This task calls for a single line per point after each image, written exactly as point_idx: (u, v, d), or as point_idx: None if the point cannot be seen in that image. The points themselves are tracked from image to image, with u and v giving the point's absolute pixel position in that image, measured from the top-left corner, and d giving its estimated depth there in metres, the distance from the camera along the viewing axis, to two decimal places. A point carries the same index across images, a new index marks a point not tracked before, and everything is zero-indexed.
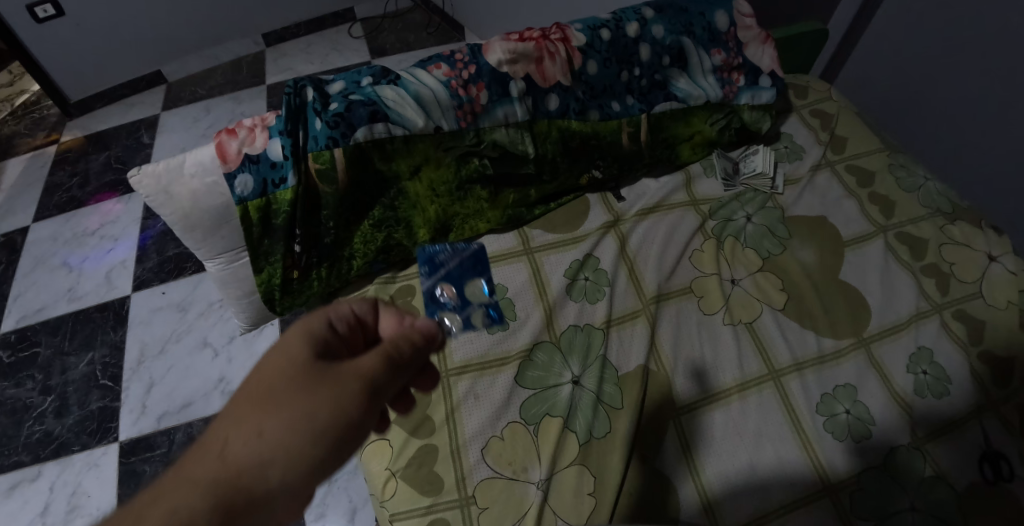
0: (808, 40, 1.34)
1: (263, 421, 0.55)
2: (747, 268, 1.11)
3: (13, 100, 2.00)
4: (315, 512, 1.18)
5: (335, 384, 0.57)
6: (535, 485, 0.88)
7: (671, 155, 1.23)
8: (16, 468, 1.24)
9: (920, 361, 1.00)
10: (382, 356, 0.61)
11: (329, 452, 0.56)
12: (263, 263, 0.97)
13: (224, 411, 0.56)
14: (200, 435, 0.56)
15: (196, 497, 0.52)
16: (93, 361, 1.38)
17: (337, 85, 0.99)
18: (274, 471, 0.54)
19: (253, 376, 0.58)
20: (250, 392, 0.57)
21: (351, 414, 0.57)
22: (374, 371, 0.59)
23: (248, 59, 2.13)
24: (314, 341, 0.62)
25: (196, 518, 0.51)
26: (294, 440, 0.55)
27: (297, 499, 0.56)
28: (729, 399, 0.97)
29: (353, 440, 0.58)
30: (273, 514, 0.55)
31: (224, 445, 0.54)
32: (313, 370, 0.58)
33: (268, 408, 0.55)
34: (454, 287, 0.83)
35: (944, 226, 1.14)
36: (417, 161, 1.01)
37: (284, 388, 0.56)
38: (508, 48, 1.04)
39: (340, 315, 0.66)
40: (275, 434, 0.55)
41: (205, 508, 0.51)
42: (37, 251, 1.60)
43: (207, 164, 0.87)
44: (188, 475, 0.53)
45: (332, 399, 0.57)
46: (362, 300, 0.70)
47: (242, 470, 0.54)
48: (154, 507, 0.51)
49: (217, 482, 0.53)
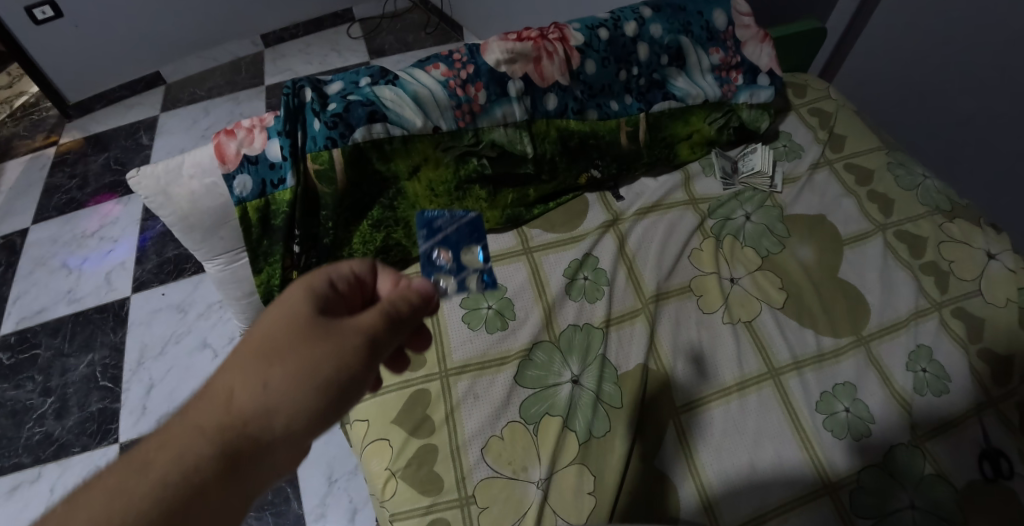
0: (806, 39, 1.35)
1: (267, 374, 0.57)
2: (746, 266, 1.11)
3: (12, 102, 2.00)
4: (316, 512, 1.18)
5: (337, 340, 0.59)
6: (535, 484, 0.88)
7: (670, 154, 1.23)
8: (16, 470, 1.24)
9: (919, 359, 1.00)
10: (382, 313, 0.62)
11: (332, 403, 0.59)
12: (263, 264, 0.96)
13: (229, 362, 0.58)
14: (204, 386, 0.58)
15: (203, 443, 0.54)
16: (92, 363, 1.38)
17: (335, 86, 0.99)
18: (278, 422, 0.57)
19: (257, 329, 0.60)
20: (254, 345, 0.59)
21: (352, 368, 0.59)
22: (375, 328, 0.61)
23: (247, 60, 2.13)
24: (316, 296, 0.63)
25: (202, 462, 0.53)
26: (298, 393, 0.57)
27: (300, 448, 0.59)
28: (729, 397, 0.97)
29: (354, 393, 0.60)
30: (277, 462, 0.58)
31: (230, 395, 0.57)
32: (315, 324, 0.60)
33: (272, 362, 0.58)
34: (450, 251, 0.76)
35: (943, 224, 1.14)
36: (416, 161, 1.01)
37: (287, 342, 0.58)
38: (506, 47, 1.04)
39: (341, 272, 0.67)
40: (279, 386, 0.57)
41: (211, 453, 0.54)
42: (37, 253, 1.60)
43: (206, 165, 0.86)
44: (193, 423, 0.55)
45: (334, 354, 0.59)
46: (362, 259, 0.70)
47: (247, 420, 0.56)
48: (162, 452, 0.53)
49: (222, 430, 0.55)
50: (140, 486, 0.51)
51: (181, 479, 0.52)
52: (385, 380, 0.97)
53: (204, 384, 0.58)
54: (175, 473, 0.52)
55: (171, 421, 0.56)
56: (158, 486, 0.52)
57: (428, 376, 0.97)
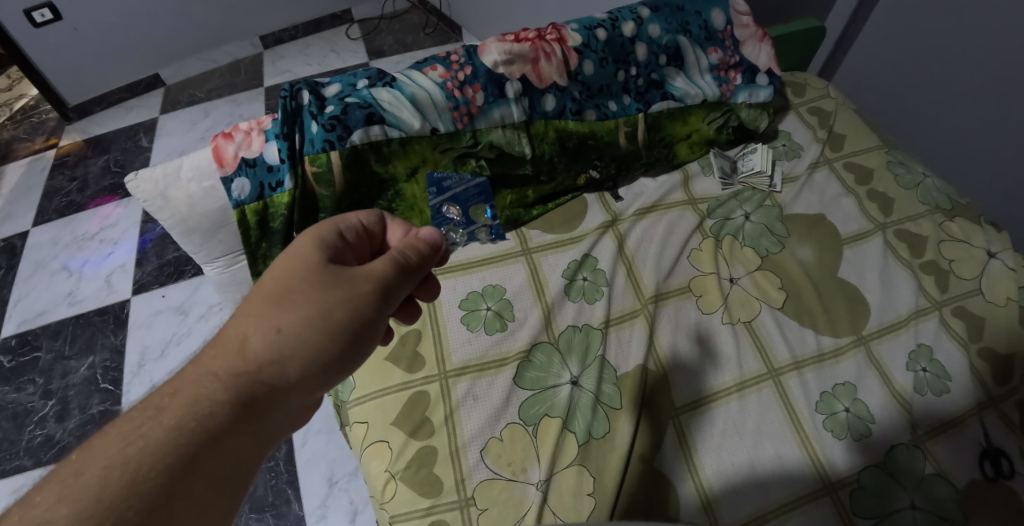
0: (805, 38, 1.34)
1: (279, 320, 0.62)
2: (746, 266, 1.11)
3: (11, 105, 2.00)
4: (316, 514, 1.18)
5: (346, 287, 0.64)
6: (535, 486, 0.88)
7: (668, 154, 1.23)
8: (17, 472, 1.24)
9: (919, 359, 1.00)
10: (391, 261, 0.67)
11: (343, 347, 0.64)
12: (262, 266, 0.96)
13: (243, 309, 0.63)
14: (219, 334, 0.62)
15: (216, 389, 0.58)
16: (93, 365, 1.38)
17: (332, 88, 0.98)
18: (292, 366, 0.61)
19: (268, 278, 0.65)
20: (267, 292, 0.64)
21: (362, 312, 0.65)
22: (383, 275, 0.66)
23: (247, 61, 2.13)
24: (325, 246, 0.68)
25: (216, 409, 0.57)
26: (310, 337, 0.62)
27: (311, 391, 0.64)
28: (728, 398, 0.97)
29: (364, 337, 0.65)
30: (290, 405, 0.62)
31: (244, 341, 0.61)
32: (326, 272, 0.65)
33: (283, 309, 0.62)
34: (459, 207, 1.05)
35: (943, 223, 1.13)
36: (414, 162, 1.01)
37: (300, 288, 0.63)
38: (504, 48, 1.04)
39: (349, 223, 0.73)
40: (291, 331, 0.62)
41: (223, 400, 0.58)
42: (37, 256, 1.60)
43: (203, 168, 0.86)
44: (206, 369, 0.59)
45: (344, 300, 0.64)
46: (369, 211, 0.76)
47: (261, 365, 0.60)
48: (176, 400, 0.57)
49: (236, 376, 0.59)
50: (154, 431, 0.54)
51: (197, 423, 0.56)
52: (384, 382, 0.97)
53: (218, 332, 0.63)
54: (191, 417, 0.56)
55: (185, 370, 0.60)
56: (174, 430, 0.55)
57: (428, 378, 0.97)
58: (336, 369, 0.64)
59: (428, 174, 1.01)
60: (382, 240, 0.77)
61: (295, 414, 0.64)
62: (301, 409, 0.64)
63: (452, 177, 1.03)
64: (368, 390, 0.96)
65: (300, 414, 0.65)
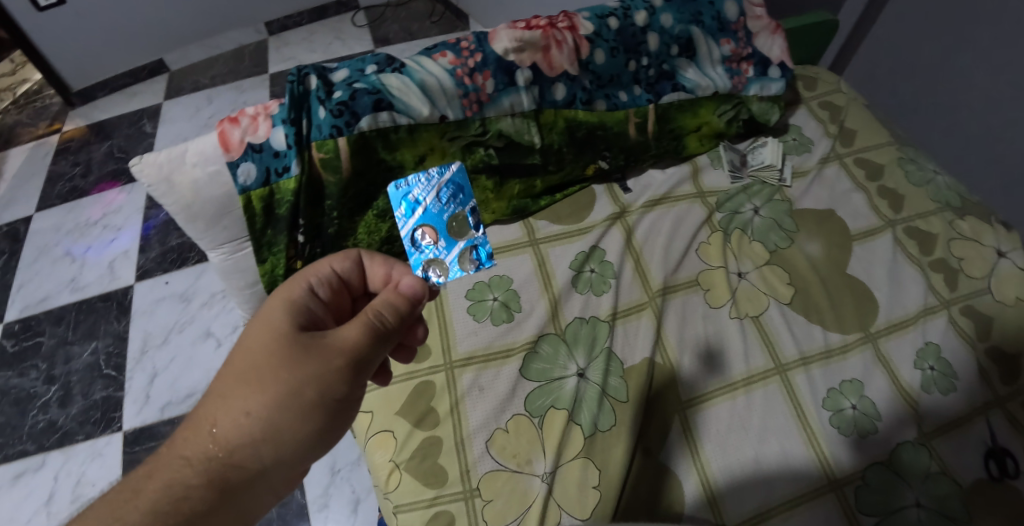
0: (818, 30, 1.33)
1: (248, 403, 0.61)
2: (754, 261, 1.10)
3: (15, 89, 1.99)
4: (318, 502, 1.17)
5: (315, 362, 0.61)
6: (540, 478, 0.88)
7: (678, 146, 1.22)
8: (20, 457, 1.24)
9: (927, 357, 0.99)
10: (364, 327, 0.63)
11: (317, 426, 0.63)
12: (267, 253, 0.96)
13: (215, 390, 0.63)
14: (195, 412, 0.63)
15: (190, 472, 0.61)
16: (97, 351, 1.38)
17: (340, 73, 0.97)
18: (265, 448, 0.61)
19: (239, 352, 0.63)
20: (236, 371, 0.63)
21: (334, 389, 0.62)
22: (354, 345, 0.62)
23: (251, 48, 2.11)
24: (297, 311, 0.67)
25: (190, 491, 0.61)
26: (281, 418, 0.61)
27: (291, 466, 0.64)
28: (735, 392, 0.97)
29: (340, 411, 0.64)
30: (270, 481, 0.63)
31: (214, 426, 0.61)
32: (294, 344, 0.63)
33: (252, 391, 0.61)
34: (435, 229, 0.74)
35: (954, 221, 1.12)
36: (422, 150, 1.00)
37: (267, 367, 0.61)
38: (514, 36, 1.02)
39: (321, 278, 0.72)
40: (260, 414, 0.61)
41: (198, 483, 0.61)
42: (40, 241, 1.59)
43: (209, 153, 0.85)
44: (182, 451, 0.62)
45: (312, 378, 0.61)
46: (344, 259, 0.74)
47: (232, 449, 0.61)
48: (153, 480, 0.62)
49: (209, 461, 0.61)
50: (132, 511, 0.60)
51: (172, 507, 0.60)
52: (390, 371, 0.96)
53: (195, 411, 0.64)
54: (166, 502, 0.60)
55: (167, 448, 0.64)
56: (151, 512, 0.60)
57: (433, 368, 0.96)
58: (313, 444, 0.64)
59: (394, 185, 0.76)
60: (361, 287, 0.76)
61: (279, 486, 0.65)
62: (285, 481, 0.65)
63: (419, 184, 0.77)
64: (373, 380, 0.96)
65: (285, 485, 0.66)
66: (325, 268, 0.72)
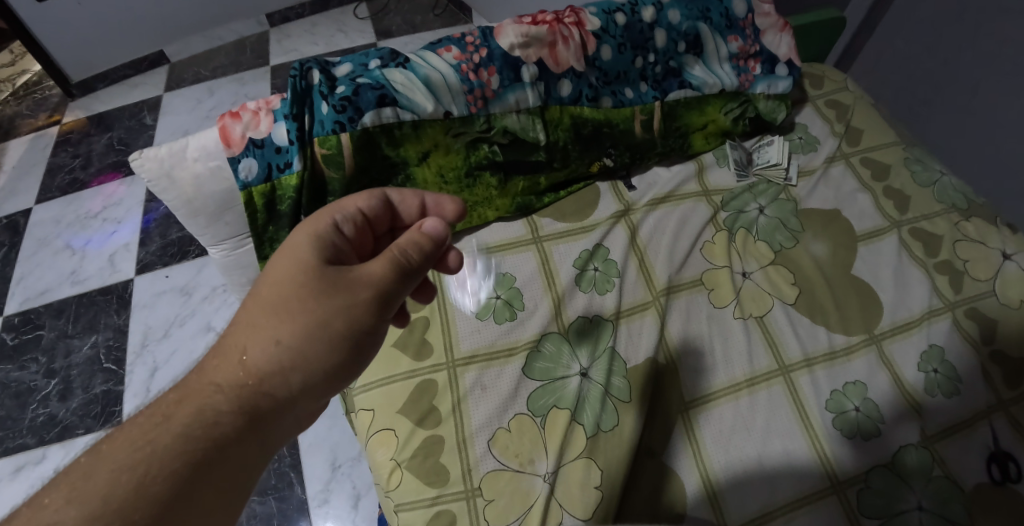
0: (824, 28, 1.32)
1: (278, 331, 0.64)
2: (759, 261, 1.09)
3: (14, 80, 1.98)
4: (319, 498, 1.17)
5: (343, 296, 0.65)
6: (542, 478, 0.87)
7: (683, 144, 1.21)
8: (20, 450, 1.24)
9: (931, 359, 0.98)
10: (390, 262, 0.66)
11: (342, 353, 0.66)
12: (268, 250, 0.94)
13: (242, 320, 0.66)
14: (224, 341, 0.66)
15: (220, 397, 0.63)
16: (97, 344, 1.38)
17: (343, 68, 0.96)
18: (292, 373, 0.65)
19: (265, 285, 0.66)
20: (265, 302, 0.65)
21: (362, 321, 0.66)
22: (381, 280, 0.66)
23: (252, 39, 2.10)
24: (321, 247, 0.69)
25: (222, 415, 0.62)
26: (309, 345, 0.64)
27: (315, 393, 0.67)
28: (738, 393, 0.96)
29: (365, 341, 0.67)
30: (297, 405, 0.67)
31: (245, 353, 0.64)
32: (321, 278, 0.65)
33: (282, 320, 0.64)
34: None
35: (960, 223, 1.11)
36: (426, 147, 0.99)
37: (296, 298, 0.65)
38: (520, 31, 1.01)
39: (346, 214, 0.74)
40: (290, 341, 0.64)
41: (229, 406, 0.63)
42: (40, 234, 1.58)
43: (210, 149, 0.84)
44: (212, 379, 0.64)
45: (341, 310, 0.65)
46: (369, 198, 0.75)
47: (262, 374, 0.64)
48: (181, 408, 0.62)
49: (237, 389, 0.63)
50: (163, 434, 0.60)
51: (204, 432, 0.61)
52: (391, 369, 0.95)
53: (222, 339, 0.66)
54: (199, 425, 0.61)
55: (191, 377, 0.65)
56: (180, 437, 0.60)
57: (435, 366, 0.95)
58: (340, 371, 0.67)
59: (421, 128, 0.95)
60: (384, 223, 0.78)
61: (305, 408, 0.69)
62: (309, 405, 0.69)
63: None
64: (374, 378, 0.95)
65: (306, 411, 0.69)
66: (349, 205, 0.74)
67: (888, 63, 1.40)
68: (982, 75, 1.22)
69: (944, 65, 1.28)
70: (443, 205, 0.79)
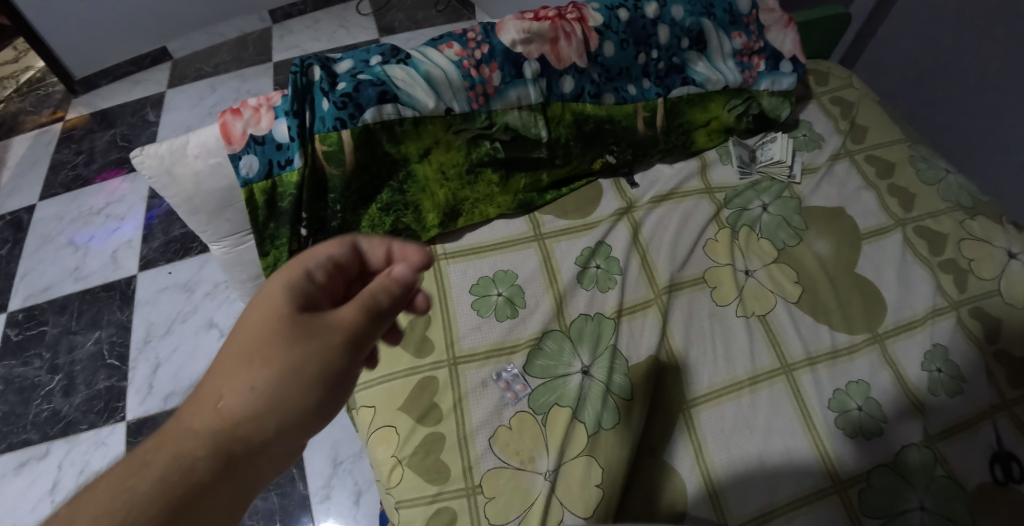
0: (829, 24, 1.31)
1: (253, 376, 0.57)
2: (762, 258, 1.09)
3: (17, 76, 1.98)
4: (320, 494, 1.17)
5: (316, 340, 0.59)
6: (542, 475, 0.87)
7: (687, 141, 1.20)
8: (24, 446, 1.25)
9: (934, 359, 0.97)
10: (362, 307, 0.60)
11: (320, 399, 0.60)
12: (269, 247, 0.94)
13: (216, 366, 0.59)
14: (195, 387, 0.58)
15: (195, 445, 0.55)
16: (99, 340, 1.38)
17: (344, 65, 0.96)
18: (270, 420, 0.58)
19: (239, 329, 0.59)
20: (238, 347, 0.58)
21: (334, 367, 0.59)
22: (353, 324, 0.60)
23: (255, 36, 2.09)
24: (294, 291, 0.62)
25: (198, 465, 0.54)
26: (285, 391, 0.58)
27: (293, 441, 0.60)
28: (740, 391, 0.96)
29: (343, 385, 0.61)
30: (274, 456, 0.59)
31: (219, 400, 0.57)
32: (295, 323, 0.59)
33: (257, 364, 0.58)
34: None
35: (964, 221, 1.10)
36: (427, 143, 0.98)
37: (269, 342, 0.58)
38: (522, 27, 1.01)
39: (316, 259, 0.65)
40: (265, 387, 0.57)
41: (206, 455, 0.55)
42: (43, 230, 1.59)
43: (211, 146, 0.84)
44: (185, 427, 0.56)
45: (314, 355, 0.58)
46: (340, 239, 0.67)
47: (238, 421, 0.57)
48: (158, 454, 0.54)
49: (215, 434, 0.56)
50: (140, 484, 0.52)
51: (180, 478, 0.53)
52: (393, 366, 0.95)
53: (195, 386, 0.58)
54: (174, 473, 0.53)
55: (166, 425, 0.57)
56: (159, 483, 0.52)
57: (436, 363, 0.95)
58: (315, 417, 0.60)
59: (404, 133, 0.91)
60: (357, 269, 0.69)
61: (280, 461, 0.60)
62: (287, 455, 0.61)
63: None
64: (375, 375, 0.95)
65: (285, 462, 0.61)
66: (318, 247, 0.67)
67: (893, 59, 1.39)
68: (988, 71, 1.21)
69: (950, 62, 1.27)
70: (412, 249, 0.69)
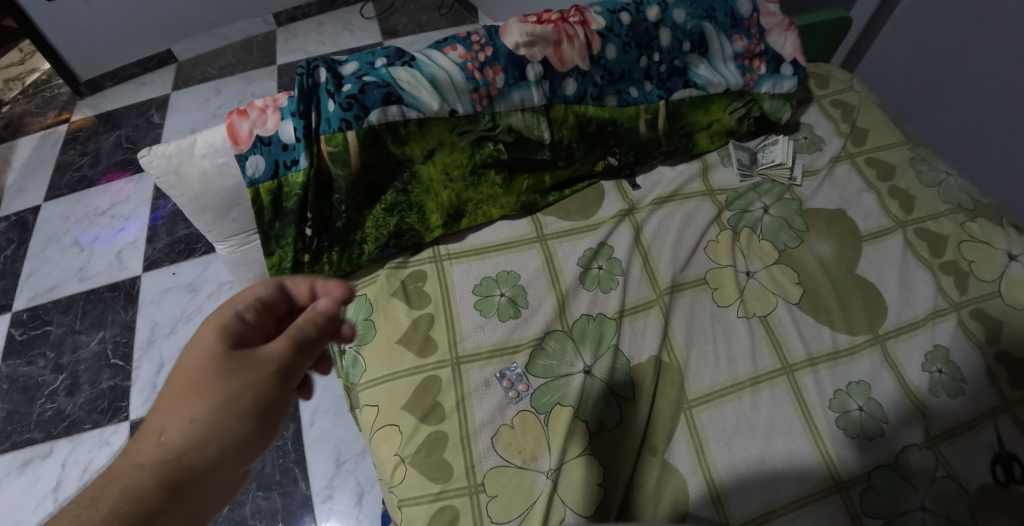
0: (830, 28, 1.31)
1: (191, 410, 0.60)
2: (763, 260, 1.09)
3: (23, 78, 1.99)
4: (323, 493, 1.18)
5: (249, 373, 0.62)
6: (545, 474, 0.87)
7: (688, 143, 1.21)
8: (28, 445, 1.25)
9: (935, 360, 0.98)
10: (290, 339, 0.64)
11: (256, 426, 0.62)
12: (274, 246, 0.95)
13: (157, 404, 0.61)
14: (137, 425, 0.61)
15: (141, 479, 0.57)
16: (103, 340, 1.39)
17: (350, 66, 0.97)
18: (211, 448, 0.60)
19: (177, 369, 0.62)
20: (177, 384, 0.61)
21: (265, 396, 0.62)
22: (283, 354, 0.63)
23: (259, 39, 2.11)
24: (225, 329, 0.65)
25: (145, 496, 0.56)
26: (222, 421, 0.60)
27: (235, 469, 0.62)
28: (742, 392, 0.96)
29: (277, 412, 0.64)
30: (217, 485, 0.61)
31: (160, 434, 0.59)
32: (229, 359, 0.62)
33: (194, 398, 0.60)
34: None
35: (965, 223, 1.10)
36: (431, 144, 0.99)
37: (205, 377, 0.61)
38: (526, 30, 1.02)
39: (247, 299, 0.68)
40: (204, 418, 0.60)
41: (151, 486, 0.57)
42: (48, 230, 1.60)
43: (217, 145, 0.85)
44: (129, 461, 0.58)
45: (247, 386, 0.61)
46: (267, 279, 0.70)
47: (180, 452, 0.59)
48: (106, 489, 0.56)
49: (160, 466, 0.58)
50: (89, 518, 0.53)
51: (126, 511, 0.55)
52: (396, 365, 0.96)
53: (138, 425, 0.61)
54: (120, 506, 0.55)
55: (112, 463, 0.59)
56: (108, 517, 0.54)
57: (439, 363, 0.96)
58: (256, 443, 0.63)
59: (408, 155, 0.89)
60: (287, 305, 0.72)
61: (225, 490, 0.62)
62: (231, 483, 0.63)
63: None
64: (378, 374, 0.96)
65: (230, 491, 0.63)
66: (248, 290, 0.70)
67: (893, 63, 1.39)
68: (988, 75, 1.22)
69: (950, 65, 1.28)
70: (335, 285, 0.71)
